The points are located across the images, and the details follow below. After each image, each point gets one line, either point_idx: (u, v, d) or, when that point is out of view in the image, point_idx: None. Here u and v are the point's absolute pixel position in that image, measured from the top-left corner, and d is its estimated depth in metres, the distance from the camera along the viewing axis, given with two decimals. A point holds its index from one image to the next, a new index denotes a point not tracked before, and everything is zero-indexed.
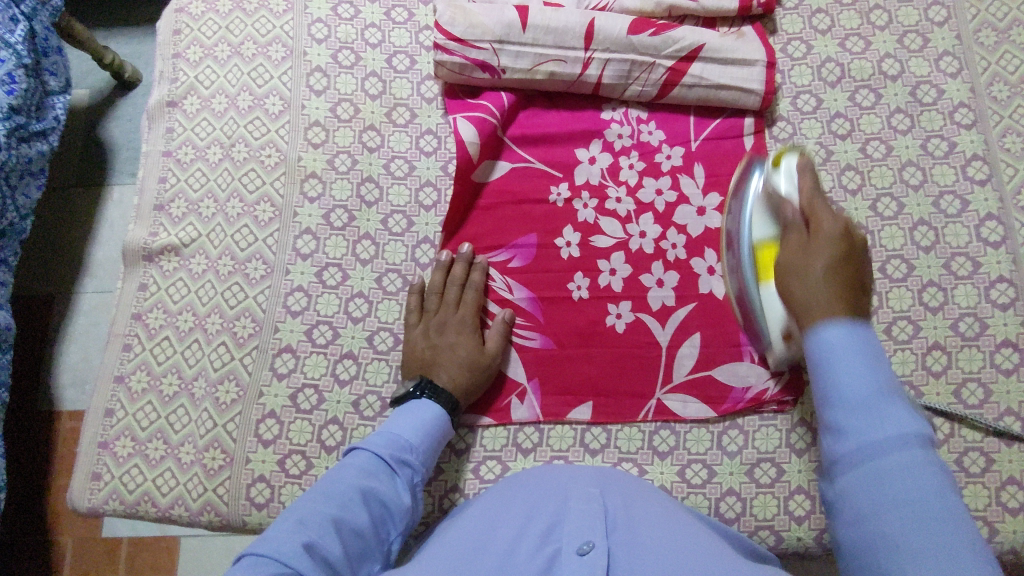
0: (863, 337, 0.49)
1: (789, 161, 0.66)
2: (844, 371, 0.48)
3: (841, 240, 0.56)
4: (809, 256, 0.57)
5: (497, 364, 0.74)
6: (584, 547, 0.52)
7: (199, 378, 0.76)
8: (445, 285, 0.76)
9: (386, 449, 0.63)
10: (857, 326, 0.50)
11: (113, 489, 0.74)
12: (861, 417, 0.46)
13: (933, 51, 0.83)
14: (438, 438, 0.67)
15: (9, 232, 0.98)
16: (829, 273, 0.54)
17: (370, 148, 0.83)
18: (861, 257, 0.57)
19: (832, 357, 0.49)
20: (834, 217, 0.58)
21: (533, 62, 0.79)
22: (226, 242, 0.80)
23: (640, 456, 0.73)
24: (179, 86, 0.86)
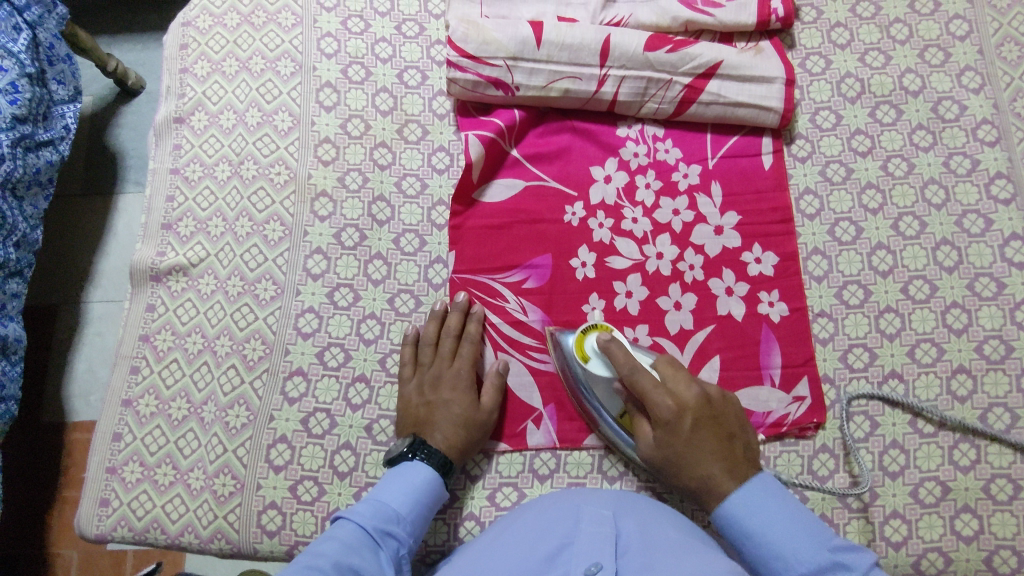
0: (767, 482, 0.62)
1: (591, 344, 0.68)
2: (750, 514, 0.61)
3: (682, 412, 0.64)
4: (682, 437, 0.64)
5: (494, 420, 0.72)
6: (591, 569, 0.53)
7: (208, 402, 0.75)
8: (440, 336, 0.74)
9: (370, 520, 0.61)
10: (760, 476, 0.62)
11: (122, 515, 0.72)
12: (791, 559, 0.58)
13: (954, 66, 0.81)
14: (428, 506, 0.65)
15: (23, 242, 0.96)
16: (709, 457, 0.64)
17: (381, 165, 0.82)
18: (716, 411, 0.65)
19: (744, 511, 0.61)
20: (665, 396, 0.64)
21: (547, 80, 0.77)
22: (236, 262, 0.79)
23: (659, 482, 0.71)
24: (187, 102, 0.84)
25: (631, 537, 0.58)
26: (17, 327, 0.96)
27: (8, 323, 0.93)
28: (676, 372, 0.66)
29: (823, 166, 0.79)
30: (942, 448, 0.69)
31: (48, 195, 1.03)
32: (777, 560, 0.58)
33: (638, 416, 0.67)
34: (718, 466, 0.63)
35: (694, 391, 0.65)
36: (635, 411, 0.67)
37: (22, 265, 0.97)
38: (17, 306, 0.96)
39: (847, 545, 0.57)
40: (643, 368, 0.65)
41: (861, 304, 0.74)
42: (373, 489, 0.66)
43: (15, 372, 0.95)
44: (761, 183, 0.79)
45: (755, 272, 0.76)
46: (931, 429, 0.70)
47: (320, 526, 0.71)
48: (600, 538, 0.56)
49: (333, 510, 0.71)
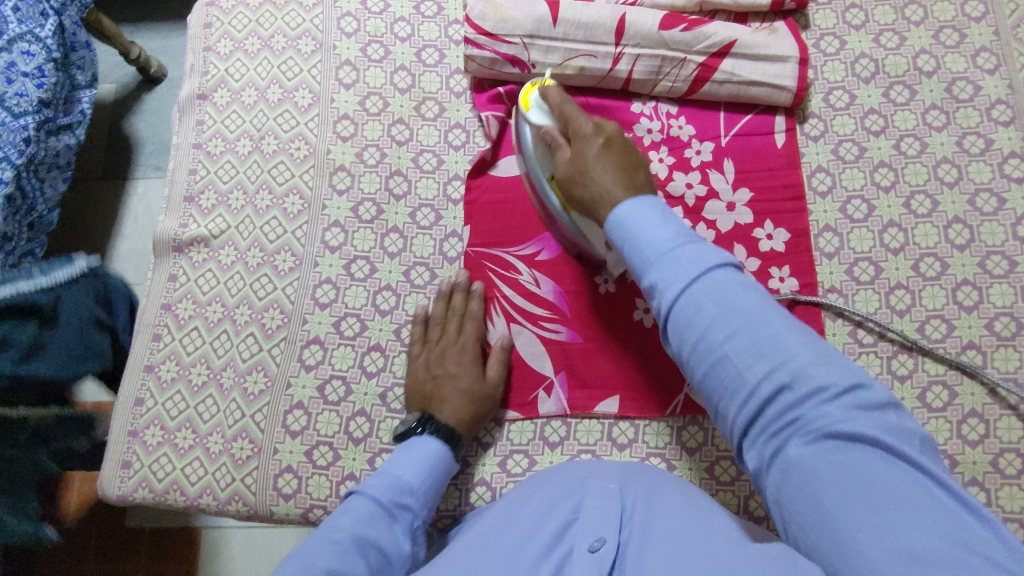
0: (656, 205, 0.58)
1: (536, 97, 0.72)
2: (640, 219, 0.57)
3: (597, 134, 0.66)
4: (584, 159, 0.64)
5: (501, 393, 0.73)
6: (594, 544, 0.53)
7: (228, 368, 0.77)
8: (448, 314, 0.76)
9: (384, 493, 0.62)
10: (644, 198, 0.59)
11: (142, 476, 0.74)
12: (665, 271, 0.54)
13: (969, 47, 0.82)
14: (440, 477, 0.66)
15: (41, 224, 1.01)
16: (602, 161, 0.63)
17: (399, 141, 0.83)
18: (625, 142, 0.66)
19: (631, 227, 0.57)
20: (587, 120, 0.67)
21: (563, 57, 0.78)
22: (255, 234, 0.81)
23: (668, 451, 0.72)
24: (210, 79, 0.86)
25: (637, 508, 0.58)
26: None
27: None
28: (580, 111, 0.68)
29: (836, 145, 0.80)
30: (950, 422, 0.70)
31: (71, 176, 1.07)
32: (656, 263, 0.54)
33: (559, 145, 0.69)
34: (612, 169, 0.63)
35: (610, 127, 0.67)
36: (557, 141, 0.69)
37: (36, 245, 1.01)
38: None
39: (708, 246, 0.54)
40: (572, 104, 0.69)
41: (872, 281, 0.75)
42: (387, 462, 0.67)
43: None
44: (774, 161, 0.79)
45: (766, 247, 0.76)
46: (940, 403, 0.71)
47: (335, 490, 0.72)
48: (604, 514, 0.57)
49: (348, 475, 0.73)
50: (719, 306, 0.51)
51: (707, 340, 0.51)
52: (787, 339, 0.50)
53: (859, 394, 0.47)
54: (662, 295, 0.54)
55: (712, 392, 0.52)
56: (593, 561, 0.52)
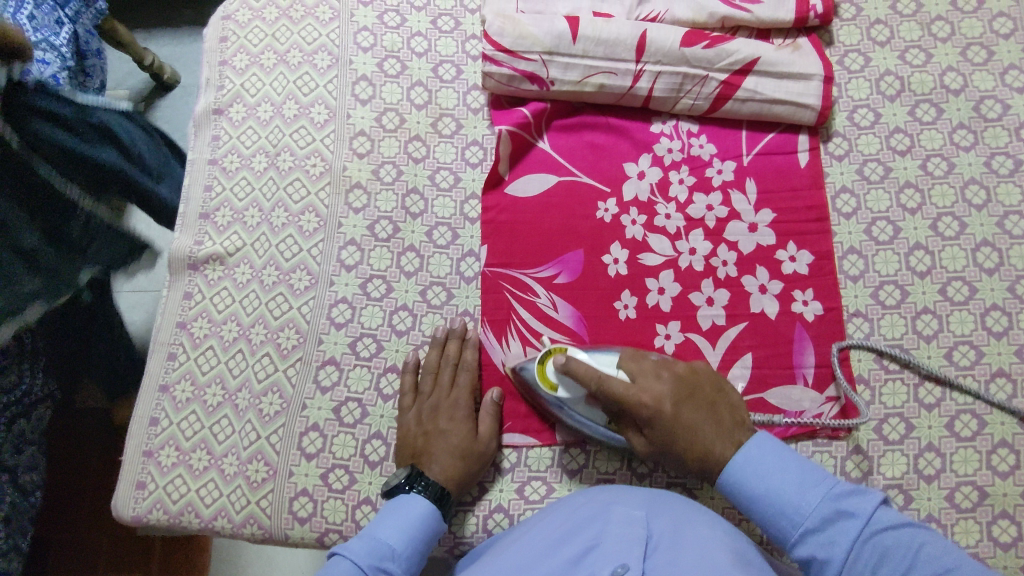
0: (767, 442, 0.63)
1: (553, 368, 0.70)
2: (756, 474, 0.62)
3: (677, 383, 0.67)
4: (677, 421, 0.66)
5: (493, 450, 0.71)
6: (618, 569, 0.52)
7: (243, 388, 0.76)
8: (439, 364, 0.74)
9: (366, 559, 0.60)
10: (755, 438, 0.64)
11: (157, 498, 0.74)
12: (816, 546, 0.58)
13: (998, 64, 0.80)
14: (427, 540, 0.64)
15: None
16: (685, 415, 0.66)
17: (416, 159, 0.82)
18: (698, 379, 0.68)
19: (761, 492, 0.61)
20: (649, 394, 0.66)
21: (582, 74, 0.77)
22: (271, 252, 0.80)
23: (689, 479, 0.71)
24: (226, 94, 0.86)
25: (665, 537, 0.57)
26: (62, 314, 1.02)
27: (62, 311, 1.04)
28: (649, 364, 0.69)
29: (860, 165, 0.78)
30: (979, 452, 0.68)
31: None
32: (800, 538, 0.59)
33: (629, 430, 0.68)
34: (706, 429, 0.65)
35: (675, 370, 0.68)
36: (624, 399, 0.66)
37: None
38: None
39: (848, 490, 0.59)
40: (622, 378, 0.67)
41: (897, 305, 0.74)
42: (369, 523, 0.65)
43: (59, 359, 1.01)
44: (797, 181, 0.78)
45: (789, 270, 0.75)
46: (968, 432, 0.69)
47: (351, 514, 0.71)
48: (629, 539, 0.55)
49: (364, 499, 0.72)
50: (865, 550, 0.56)
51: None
52: (924, 546, 0.55)
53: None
54: (820, 571, 0.57)
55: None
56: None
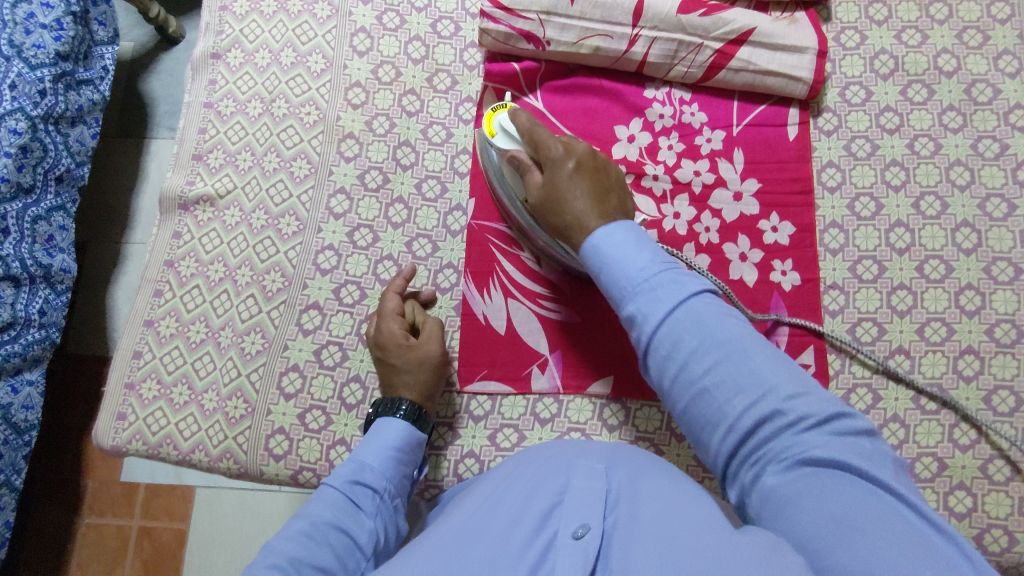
0: (635, 231, 0.60)
1: (498, 120, 0.73)
2: (613, 245, 0.59)
3: (579, 152, 0.66)
4: (553, 187, 0.65)
5: (436, 351, 0.72)
6: (579, 530, 0.52)
7: (226, 328, 0.77)
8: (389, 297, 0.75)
9: (341, 478, 0.62)
10: (618, 225, 0.60)
11: (137, 429, 0.75)
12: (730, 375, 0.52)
13: (992, 49, 0.81)
14: (399, 449, 0.65)
15: (67, 178, 1.00)
16: (575, 175, 0.65)
17: (409, 112, 0.83)
18: (601, 162, 0.67)
19: (608, 258, 0.59)
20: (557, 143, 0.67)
21: (578, 36, 0.77)
22: (261, 196, 0.81)
23: (657, 436, 0.73)
24: (225, 38, 0.86)
25: (623, 490, 0.57)
26: (65, 259, 1.00)
27: (58, 253, 0.98)
28: (570, 137, 0.69)
29: (849, 141, 0.79)
30: (942, 425, 0.70)
31: (99, 131, 1.06)
32: (633, 295, 0.57)
33: (530, 174, 0.69)
34: (586, 184, 0.64)
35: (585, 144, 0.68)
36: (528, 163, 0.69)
37: (65, 199, 1.00)
38: (65, 238, 1.00)
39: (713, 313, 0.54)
40: (542, 129, 0.69)
41: (874, 280, 0.75)
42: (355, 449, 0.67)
43: (60, 300, 0.99)
44: (785, 153, 0.79)
45: (770, 240, 0.76)
46: (933, 406, 0.71)
47: (325, 453, 0.73)
48: (590, 496, 0.55)
49: (338, 439, 0.73)
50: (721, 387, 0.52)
51: (680, 359, 0.54)
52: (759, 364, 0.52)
53: (832, 418, 0.50)
54: (642, 326, 0.56)
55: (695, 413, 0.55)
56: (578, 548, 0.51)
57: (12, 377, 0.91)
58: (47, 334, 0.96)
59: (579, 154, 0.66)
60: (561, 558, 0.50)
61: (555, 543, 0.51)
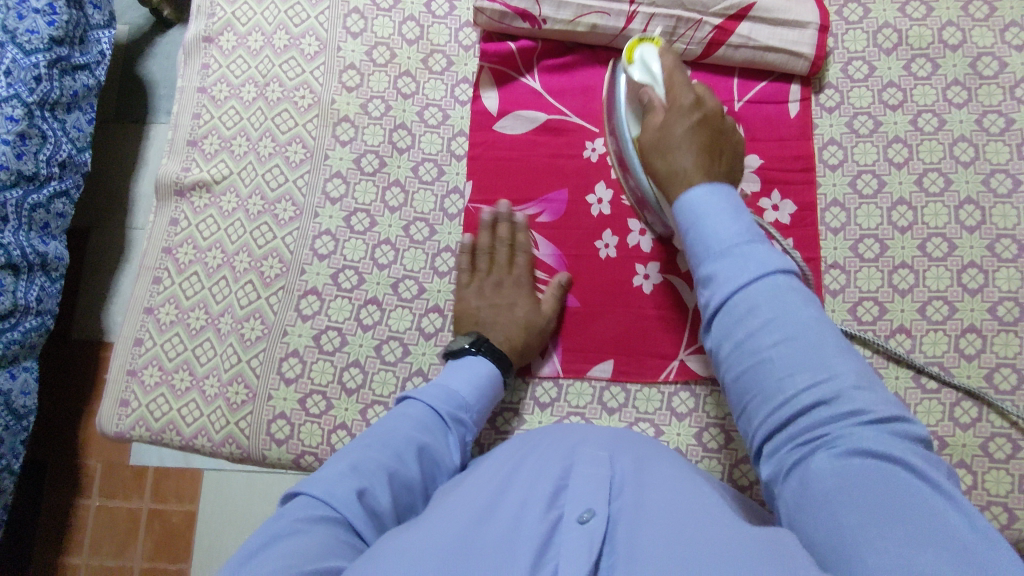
0: (730, 195, 0.59)
1: (642, 52, 0.70)
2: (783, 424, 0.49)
3: (695, 108, 0.66)
4: (669, 136, 0.66)
5: (552, 327, 0.74)
6: (583, 515, 0.50)
7: (225, 314, 0.78)
8: (494, 244, 0.76)
9: (442, 404, 0.63)
10: (718, 186, 0.60)
11: (140, 415, 0.76)
12: (727, 262, 0.55)
13: (999, 21, 0.79)
14: (490, 398, 0.68)
15: (69, 164, 0.99)
16: (685, 147, 0.64)
17: (404, 94, 0.82)
18: (721, 124, 0.67)
19: (701, 213, 0.58)
20: (688, 90, 0.68)
21: (575, 13, 0.76)
22: (257, 181, 0.81)
23: (658, 418, 0.73)
24: (216, 22, 0.85)
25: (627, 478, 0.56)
26: (58, 246, 0.99)
27: (52, 241, 0.97)
28: (688, 80, 0.69)
29: (851, 118, 0.78)
30: (943, 404, 0.70)
31: (93, 117, 1.05)
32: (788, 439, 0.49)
33: (654, 112, 0.68)
34: (694, 146, 0.64)
35: (713, 100, 0.68)
36: (659, 106, 0.68)
37: (68, 185, 0.99)
38: (61, 225, 0.99)
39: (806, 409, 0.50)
40: (682, 75, 0.69)
41: (875, 259, 0.74)
42: (439, 377, 0.68)
43: (55, 288, 0.98)
44: (785, 131, 0.78)
45: (771, 219, 0.75)
46: (934, 385, 0.70)
47: (326, 438, 0.73)
48: (594, 482, 0.54)
49: (339, 424, 0.74)
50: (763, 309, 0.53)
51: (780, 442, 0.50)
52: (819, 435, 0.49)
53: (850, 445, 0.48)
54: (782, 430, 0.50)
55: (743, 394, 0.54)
56: (582, 533, 0.49)
57: (10, 364, 0.92)
58: (43, 321, 0.96)
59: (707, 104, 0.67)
60: (568, 539, 0.48)
61: (560, 526, 0.50)
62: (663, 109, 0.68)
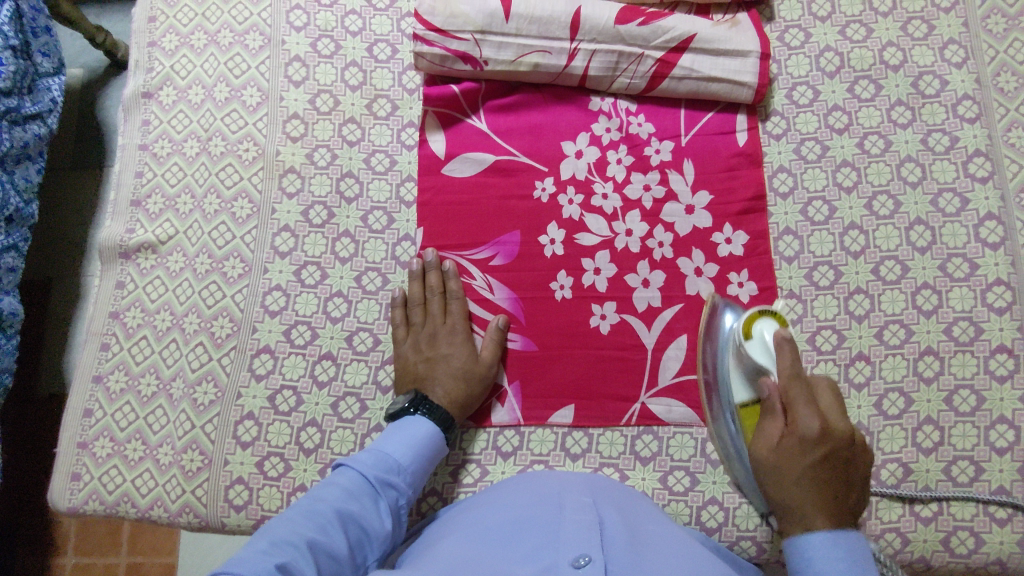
0: (852, 542, 0.57)
1: (761, 329, 0.65)
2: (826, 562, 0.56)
3: (818, 443, 0.60)
4: (781, 470, 0.61)
5: (493, 374, 0.73)
6: (579, 559, 0.49)
7: (177, 378, 0.76)
8: (425, 295, 0.75)
9: (371, 470, 0.63)
10: (840, 532, 0.57)
11: (92, 489, 0.73)
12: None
13: (938, 39, 0.79)
14: (429, 457, 0.66)
15: (17, 217, 0.96)
16: (801, 481, 0.60)
17: (350, 141, 0.81)
18: (850, 454, 0.61)
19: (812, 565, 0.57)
20: (811, 414, 0.61)
21: (516, 54, 0.75)
22: (203, 240, 0.79)
23: (622, 461, 0.72)
24: (155, 76, 0.83)
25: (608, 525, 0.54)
26: (12, 301, 0.95)
27: (3, 295, 0.93)
28: (832, 408, 0.62)
29: (798, 144, 0.78)
30: (906, 430, 0.69)
31: (43, 167, 1.02)
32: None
33: (771, 418, 0.64)
34: (813, 504, 0.59)
35: (841, 422, 0.61)
36: (776, 414, 0.63)
37: (16, 239, 0.96)
38: (13, 279, 0.96)
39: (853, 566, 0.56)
40: (804, 382, 0.62)
41: (831, 286, 0.74)
42: (376, 440, 0.67)
43: (10, 344, 0.95)
44: (735, 160, 0.77)
45: (725, 252, 0.75)
46: (895, 411, 0.70)
47: (286, 501, 0.72)
48: (583, 526, 0.52)
49: (299, 486, 0.72)
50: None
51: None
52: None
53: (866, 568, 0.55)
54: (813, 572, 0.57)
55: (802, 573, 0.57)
56: None
57: None
58: None
59: (838, 435, 0.60)
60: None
61: (554, 569, 0.49)
62: (781, 416, 0.63)
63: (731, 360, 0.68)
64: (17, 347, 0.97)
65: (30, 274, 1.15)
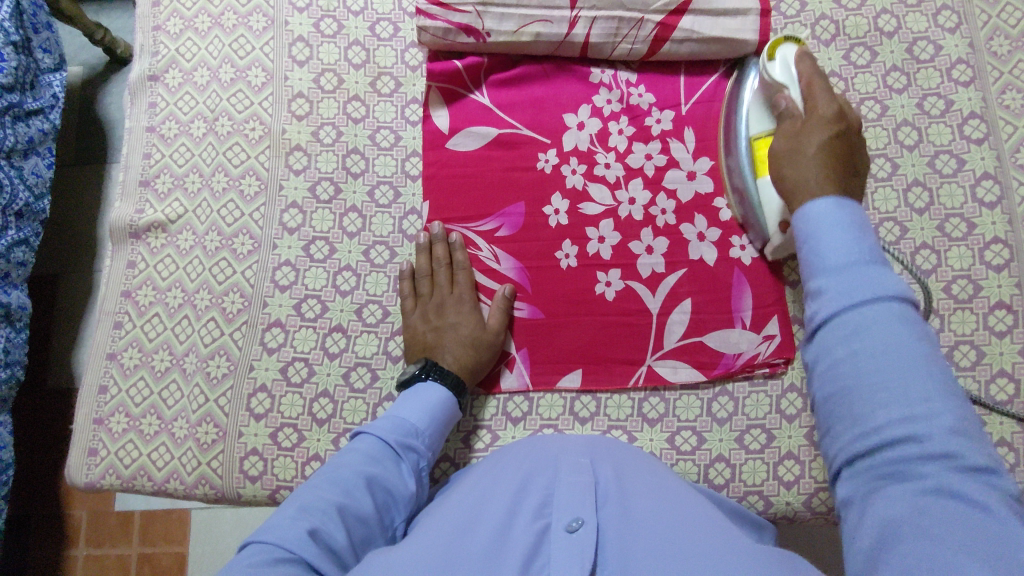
0: (853, 212, 0.49)
1: (784, 52, 0.69)
2: (822, 227, 0.48)
3: (838, 119, 0.61)
4: (804, 149, 0.59)
5: (501, 341, 0.74)
6: (571, 524, 0.50)
7: (190, 353, 0.77)
8: (433, 267, 0.76)
9: (390, 434, 0.63)
10: (843, 202, 0.50)
11: (109, 463, 0.75)
12: (840, 281, 0.46)
13: (931, 5, 0.81)
14: (445, 421, 0.68)
15: (27, 212, 0.96)
16: (816, 156, 0.58)
17: (355, 118, 0.82)
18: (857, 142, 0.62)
19: (814, 227, 0.49)
20: (829, 101, 0.62)
21: (518, 24, 0.76)
22: (213, 218, 0.80)
23: (630, 423, 0.73)
24: (160, 60, 0.84)
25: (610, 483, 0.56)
26: (20, 296, 0.96)
27: (13, 290, 0.94)
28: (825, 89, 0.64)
29: None
30: None
31: (53, 161, 1.03)
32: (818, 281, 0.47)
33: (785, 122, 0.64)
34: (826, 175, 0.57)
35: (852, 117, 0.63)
36: (796, 115, 0.63)
37: (26, 234, 0.96)
38: (22, 274, 0.96)
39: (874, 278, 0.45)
40: (824, 83, 0.65)
41: None
42: (391, 407, 0.68)
43: (20, 339, 0.96)
44: None
45: (727, 217, 0.76)
46: None
47: (300, 470, 0.73)
48: (579, 490, 0.53)
49: (313, 455, 0.73)
50: (872, 334, 0.43)
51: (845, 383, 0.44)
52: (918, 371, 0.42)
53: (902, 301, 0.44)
54: (817, 303, 0.46)
55: (830, 411, 0.45)
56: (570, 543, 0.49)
57: None
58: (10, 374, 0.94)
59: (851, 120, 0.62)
60: (557, 552, 0.48)
61: (548, 535, 0.50)
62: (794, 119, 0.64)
63: (752, 108, 0.72)
64: (27, 339, 0.99)
65: (38, 266, 1.17)
